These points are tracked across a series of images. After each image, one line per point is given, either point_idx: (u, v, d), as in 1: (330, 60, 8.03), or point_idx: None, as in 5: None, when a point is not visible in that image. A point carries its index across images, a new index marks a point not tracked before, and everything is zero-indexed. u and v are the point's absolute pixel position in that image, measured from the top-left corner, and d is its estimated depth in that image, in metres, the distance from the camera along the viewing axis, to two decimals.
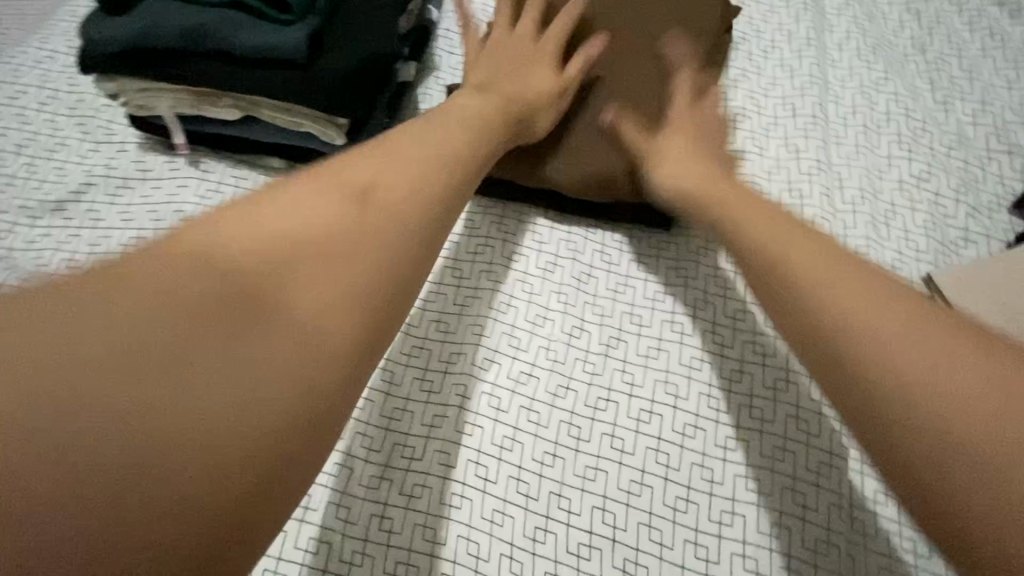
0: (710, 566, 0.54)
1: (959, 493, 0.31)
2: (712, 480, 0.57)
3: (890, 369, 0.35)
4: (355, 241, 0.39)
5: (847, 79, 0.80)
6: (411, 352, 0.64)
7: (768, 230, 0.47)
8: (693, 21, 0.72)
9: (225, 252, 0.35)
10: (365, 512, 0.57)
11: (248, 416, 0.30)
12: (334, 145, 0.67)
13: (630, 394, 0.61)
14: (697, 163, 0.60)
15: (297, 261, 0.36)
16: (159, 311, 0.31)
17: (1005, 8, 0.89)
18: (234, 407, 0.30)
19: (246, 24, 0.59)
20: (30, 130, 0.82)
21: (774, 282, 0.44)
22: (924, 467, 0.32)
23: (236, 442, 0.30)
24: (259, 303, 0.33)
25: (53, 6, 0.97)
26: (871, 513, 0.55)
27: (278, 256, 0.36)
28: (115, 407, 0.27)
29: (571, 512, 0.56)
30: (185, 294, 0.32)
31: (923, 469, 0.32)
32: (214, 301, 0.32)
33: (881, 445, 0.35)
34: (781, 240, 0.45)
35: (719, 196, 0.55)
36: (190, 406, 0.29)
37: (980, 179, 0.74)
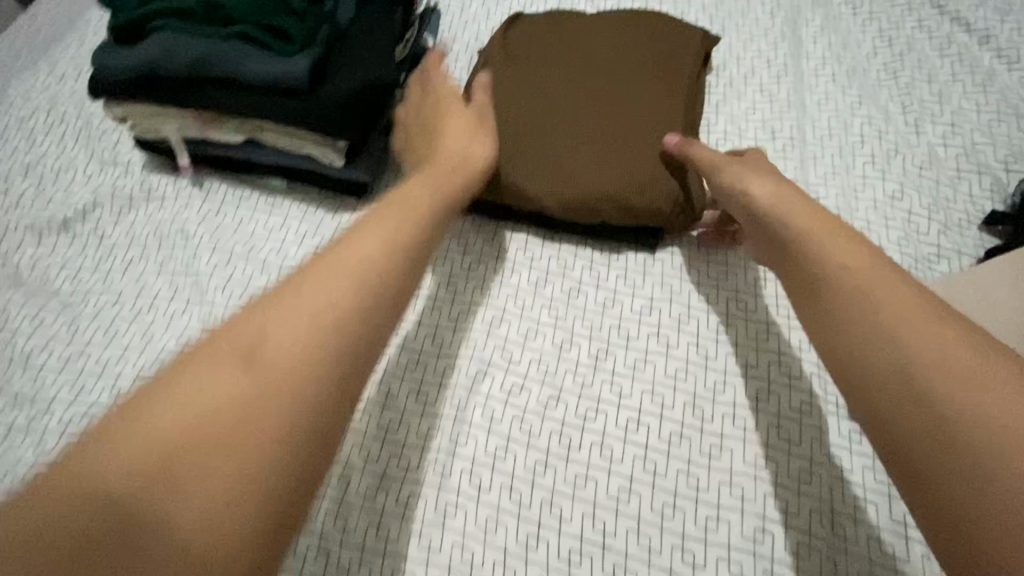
0: (697, 571, 0.56)
1: (978, 499, 0.38)
2: (698, 487, 0.59)
3: (946, 388, 0.41)
4: (327, 324, 0.41)
5: (823, 104, 0.84)
6: (407, 365, 0.66)
7: (845, 252, 0.52)
8: (671, 57, 0.78)
9: (208, 371, 0.38)
10: (362, 521, 0.58)
11: (242, 476, 0.35)
12: (333, 165, 0.71)
13: (619, 405, 0.63)
14: (764, 176, 0.64)
15: (274, 359, 0.39)
16: (154, 443, 0.34)
17: (973, 36, 0.94)
18: (227, 505, 0.34)
19: (251, 55, 0.62)
20: (37, 150, 0.85)
21: (849, 295, 0.49)
22: (954, 476, 0.39)
23: (247, 496, 0.35)
24: (238, 411, 0.37)
25: (61, 31, 1.00)
26: (850, 518, 0.58)
27: (258, 360, 0.39)
28: (126, 535, 0.32)
29: (562, 519, 0.58)
30: (179, 420, 0.36)
31: (953, 478, 0.39)
32: (200, 420, 0.36)
33: (918, 452, 0.41)
34: (859, 262, 0.51)
35: (788, 214, 0.59)
36: (191, 517, 0.33)
37: (950, 197, 0.77)
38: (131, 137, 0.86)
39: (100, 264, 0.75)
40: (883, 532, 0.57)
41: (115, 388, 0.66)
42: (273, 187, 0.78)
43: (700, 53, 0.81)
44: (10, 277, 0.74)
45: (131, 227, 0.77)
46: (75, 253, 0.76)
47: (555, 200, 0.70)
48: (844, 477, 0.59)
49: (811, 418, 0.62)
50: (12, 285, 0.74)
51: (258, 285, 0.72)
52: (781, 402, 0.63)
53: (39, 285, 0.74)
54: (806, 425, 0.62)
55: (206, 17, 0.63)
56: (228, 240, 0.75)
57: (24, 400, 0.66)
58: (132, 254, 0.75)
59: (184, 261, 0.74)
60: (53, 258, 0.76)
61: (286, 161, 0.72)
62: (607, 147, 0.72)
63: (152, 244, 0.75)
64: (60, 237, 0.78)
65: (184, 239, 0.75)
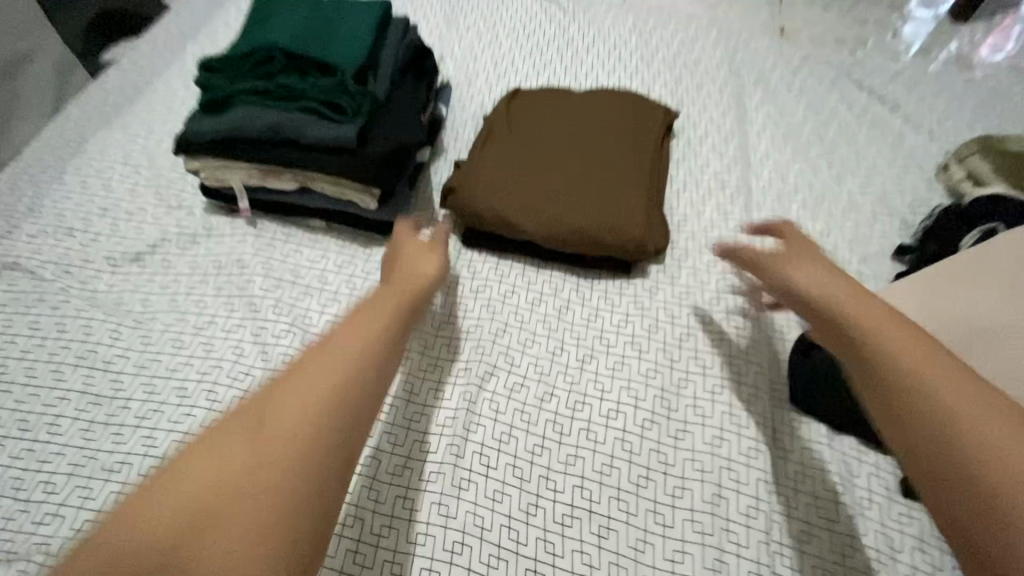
0: (667, 529, 0.68)
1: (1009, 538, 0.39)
2: (667, 463, 0.72)
3: (959, 422, 0.45)
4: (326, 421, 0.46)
5: (764, 161, 1.04)
6: (427, 368, 0.80)
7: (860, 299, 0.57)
8: (640, 125, 0.98)
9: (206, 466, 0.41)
10: (391, 494, 0.70)
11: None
12: (368, 209, 0.87)
13: (601, 398, 0.77)
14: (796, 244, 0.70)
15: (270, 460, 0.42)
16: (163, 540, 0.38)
17: (885, 106, 1.16)
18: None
19: (311, 123, 0.79)
20: (114, 197, 1.01)
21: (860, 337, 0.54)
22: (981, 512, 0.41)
23: None
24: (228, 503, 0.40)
25: (131, 99, 1.19)
26: (788, 486, 0.72)
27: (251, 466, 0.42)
28: None
29: (556, 490, 0.71)
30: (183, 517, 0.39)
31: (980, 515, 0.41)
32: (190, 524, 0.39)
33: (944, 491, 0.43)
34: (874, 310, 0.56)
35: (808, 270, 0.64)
36: None
37: (868, 234, 0.95)
38: (193, 186, 1.03)
39: (167, 288, 0.90)
40: (812, 496, 0.72)
41: (181, 388, 0.79)
42: (314, 228, 0.94)
43: (663, 122, 1.01)
44: (90, 300, 0.88)
45: (195, 258, 0.92)
46: (146, 280, 0.91)
47: (549, 234, 0.86)
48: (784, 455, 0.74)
49: (756, 408, 0.77)
50: (92, 306, 0.87)
51: (303, 305, 0.87)
52: (732, 394, 0.78)
53: (114, 306, 0.88)
54: (752, 413, 0.76)
55: (277, 94, 0.80)
56: (277, 269, 0.90)
57: (103, 399, 0.78)
58: (196, 280, 0.90)
59: (240, 285, 0.88)
60: (127, 284, 0.90)
61: (329, 206, 0.89)
62: (592, 192, 0.89)
63: (213, 273, 0.90)
64: (133, 266, 0.92)
65: (242, 268, 0.90)
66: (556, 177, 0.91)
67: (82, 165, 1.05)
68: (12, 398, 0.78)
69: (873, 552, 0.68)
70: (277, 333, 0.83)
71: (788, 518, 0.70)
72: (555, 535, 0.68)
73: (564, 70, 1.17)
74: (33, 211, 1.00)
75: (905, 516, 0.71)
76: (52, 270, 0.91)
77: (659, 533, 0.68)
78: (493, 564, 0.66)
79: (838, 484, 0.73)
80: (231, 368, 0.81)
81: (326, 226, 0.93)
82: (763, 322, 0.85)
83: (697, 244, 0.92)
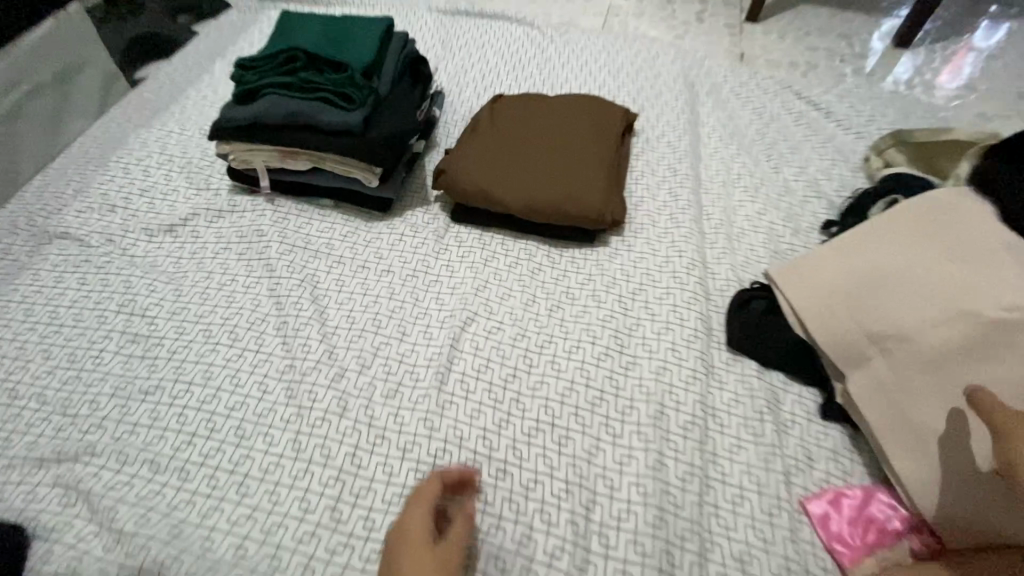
0: (617, 438, 0.80)
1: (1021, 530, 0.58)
2: (618, 387, 0.85)
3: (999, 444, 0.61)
4: None
5: (713, 156, 1.20)
6: (418, 316, 0.94)
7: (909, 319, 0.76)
8: (604, 122, 1.15)
9: None
10: (384, 411, 0.83)
11: None
12: (370, 186, 1.03)
13: (565, 338, 0.91)
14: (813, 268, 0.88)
15: None
16: None
17: (820, 113, 1.33)
18: None
19: (325, 110, 0.96)
20: (150, 180, 1.16)
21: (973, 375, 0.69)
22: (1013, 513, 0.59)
23: None
24: None
25: (165, 104, 1.36)
26: (722, 409, 0.85)
27: None
28: None
29: (524, 408, 0.83)
30: None
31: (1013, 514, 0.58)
32: None
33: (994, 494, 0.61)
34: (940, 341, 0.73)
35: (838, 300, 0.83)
36: None
37: (800, 213, 1.10)
38: (218, 172, 1.18)
39: (195, 253, 1.04)
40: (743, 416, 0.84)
41: (208, 330, 0.92)
42: (324, 205, 1.10)
43: (624, 120, 1.18)
44: (129, 262, 1.02)
45: (220, 229, 1.07)
46: (177, 247, 1.05)
47: (526, 206, 1.01)
48: (720, 384, 0.87)
49: (697, 347, 0.90)
50: (132, 267, 1.01)
51: (312, 267, 1.01)
52: (677, 336, 0.91)
53: (150, 266, 1.02)
54: (694, 350, 0.89)
55: (298, 86, 0.97)
56: (291, 237, 1.05)
57: (140, 338, 0.91)
58: (221, 247, 1.04)
59: (259, 251, 1.03)
60: (161, 250, 1.05)
61: (337, 184, 1.05)
62: (562, 172, 1.04)
63: (236, 241, 1.05)
64: (167, 236, 1.07)
65: (261, 236, 1.05)
66: (533, 160, 1.07)
67: (123, 155, 1.21)
68: (63, 339, 0.92)
69: (792, 460, 0.80)
70: (289, 288, 0.98)
71: (720, 433, 0.82)
72: (522, 443, 0.80)
73: (541, 81, 1.35)
74: (81, 192, 1.15)
75: (820, 433, 0.83)
76: (97, 238, 1.06)
77: (610, 441, 0.80)
78: (469, 466, 0.78)
79: (766, 407, 0.85)
80: (250, 315, 0.94)
81: (334, 204, 1.09)
82: (705, 281, 0.99)
83: (652, 220, 1.08)
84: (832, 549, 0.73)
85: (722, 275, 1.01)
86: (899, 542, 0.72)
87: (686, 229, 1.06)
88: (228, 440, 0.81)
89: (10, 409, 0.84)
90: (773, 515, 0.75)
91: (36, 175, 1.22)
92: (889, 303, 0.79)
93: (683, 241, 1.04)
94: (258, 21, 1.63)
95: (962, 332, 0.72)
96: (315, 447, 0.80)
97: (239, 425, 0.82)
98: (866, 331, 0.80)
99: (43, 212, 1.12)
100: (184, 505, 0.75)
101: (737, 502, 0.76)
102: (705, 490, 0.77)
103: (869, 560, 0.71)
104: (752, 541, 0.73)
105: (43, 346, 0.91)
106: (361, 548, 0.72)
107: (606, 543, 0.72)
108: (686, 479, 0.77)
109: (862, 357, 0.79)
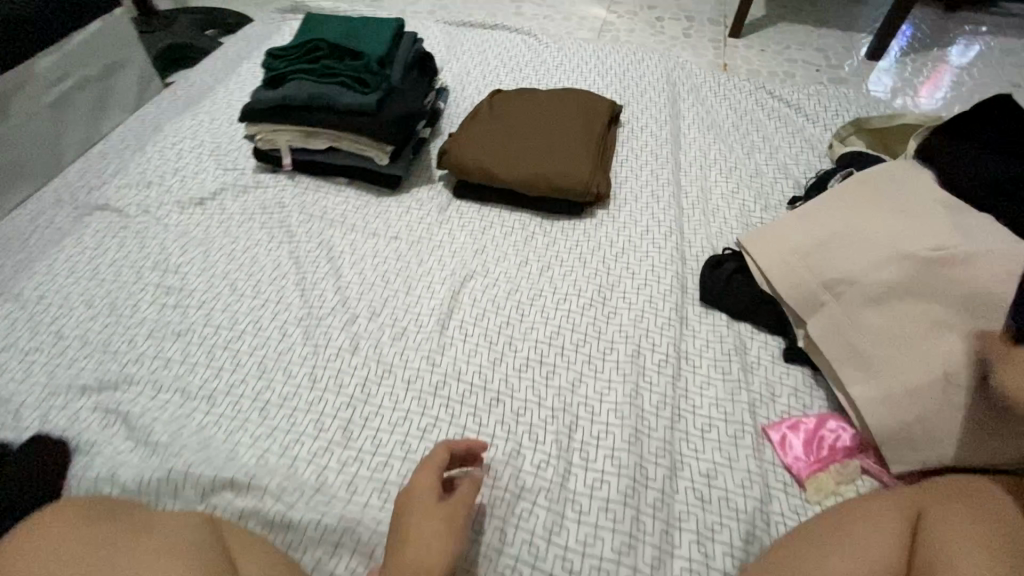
0: (598, 373, 0.90)
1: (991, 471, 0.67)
2: (600, 332, 0.95)
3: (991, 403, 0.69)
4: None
5: (691, 144, 1.33)
6: (422, 274, 1.05)
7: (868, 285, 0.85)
8: (592, 111, 1.28)
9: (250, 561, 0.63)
10: (392, 350, 0.93)
11: None
12: (381, 164, 1.15)
13: (553, 291, 1.01)
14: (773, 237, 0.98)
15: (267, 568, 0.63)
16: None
17: (791, 108, 1.46)
18: None
19: (344, 93, 1.09)
20: (181, 161, 1.29)
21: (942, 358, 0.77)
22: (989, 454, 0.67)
23: None
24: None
25: (194, 98, 1.50)
26: (693, 352, 0.95)
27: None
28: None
29: (516, 348, 0.93)
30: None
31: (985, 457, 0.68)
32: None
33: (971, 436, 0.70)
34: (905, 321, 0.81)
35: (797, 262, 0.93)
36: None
37: (770, 192, 1.22)
38: (243, 154, 1.30)
39: (223, 221, 1.15)
40: (712, 358, 0.94)
41: (234, 284, 1.03)
42: (338, 183, 1.22)
43: (610, 110, 1.31)
44: (164, 228, 1.14)
45: (245, 201, 1.19)
46: (206, 216, 1.17)
47: (521, 179, 1.13)
48: (692, 332, 0.97)
49: (672, 300, 1.00)
50: (166, 232, 1.13)
51: (327, 233, 1.12)
52: (655, 291, 1.02)
53: (182, 232, 1.13)
54: (670, 303, 1.00)
55: (320, 73, 1.11)
56: (309, 209, 1.16)
57: (173, 291, 1.02)
58: (246, 216, 1.16)
59: (280, 220, 1.15)
60: (192, 219, 1.16)
61: (351, 162, 1.17)
62: (553, 151, 1.16)
63: (259, 211, 1.17)
64: (197, 207, 1.18)
65: (282, 208, 1.16)
66: (528, 141, 1.19)
67: (157, 141, 1.34)
68: (104, 291, 1.03)
69: (755, 395, 0.90)
70: (307, 251, 1.08)
71: (691, 373, 0.92)
72: (514, 376, 0.90)
73: (536, 80, 1.49)
74: (119, 171, 1.27)
75: (782, 373, 0.93)
76: (134, 210, 1.18)
77: (591, 375, 0.90)
78: (466, 395, 0.88)
79: (733, 351, 0.95)
80: (271, 273, 1.05)
81: (348, 182, 1.21)
82: (682, 247, 1.10)
83: (635, 196, 1.19)
84: (791, 468, 0.82)
85: (697, 243, 1.11)
86: (851, 460, 0.82)
87: (665, 204, 1.18)
88: (252, 374, 0.91)
89: (57, 348, 0.94)
90: (737, 438, 0.85)
91: (77, 159, 1.35)
92: (842, 257, 0.89)
93: (662, 214, 1.16)
94: (281, 29, 1.78)
95: (898, 273, 0.83)
96: (330, 378, 0.90)
97: (262, 361, 0.92)
98: (822, 280, 0.89)
99: (85, 189, 1.24)
100: (213, 425, 0.84)
101: (706, 429, 0.86)
102: (676, 418, 0.87)
103: (823, 476, 0.81)
104: (718, 460, 0.83)
105: (87, 297, 1.02)
106: (369, 461, 0.81)
107: (587, 457, 0.82)
108: (659, 408, 0.87)
109: (820, 302, 0.89)
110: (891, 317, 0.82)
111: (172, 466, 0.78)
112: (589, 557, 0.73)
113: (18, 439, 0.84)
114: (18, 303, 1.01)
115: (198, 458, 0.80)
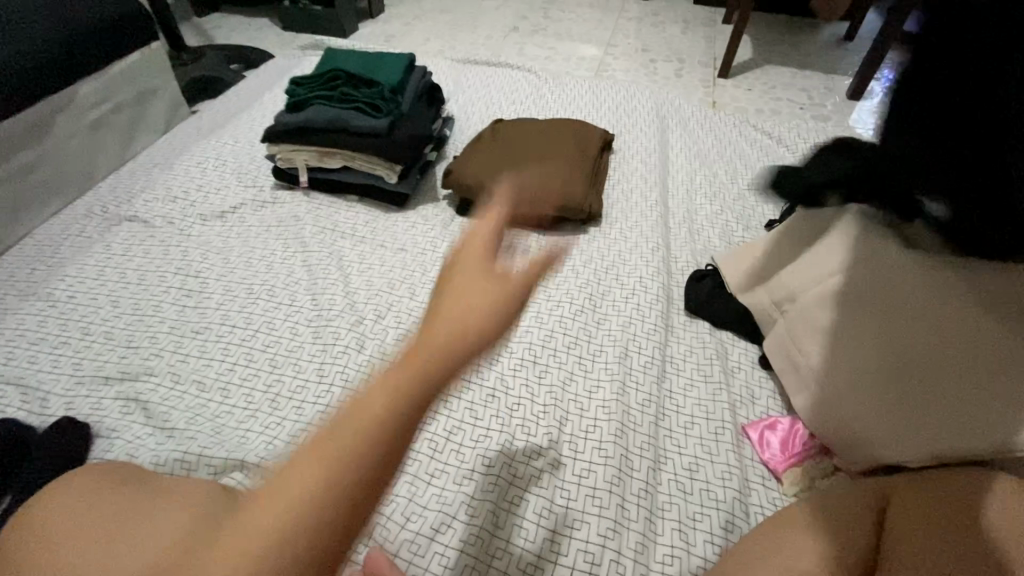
0: (587, 374, 0.96)
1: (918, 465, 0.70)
2: (591, 336, 1.02)
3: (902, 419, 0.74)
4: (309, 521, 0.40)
5: (679, 169, 1.42)
6: (426, 282, 1.12)
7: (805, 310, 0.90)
8: (586, 137, 1.38)
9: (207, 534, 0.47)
10: (395, 349, 0.99)
11: None
12: (390, 182, 1.24)
13: (547, 297, 1.08)
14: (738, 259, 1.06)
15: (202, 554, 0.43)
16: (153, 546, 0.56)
17: (774, 139, 1.56)
18: None
19: (358, 117, 1.19)
20: (205, 178, 1.39)
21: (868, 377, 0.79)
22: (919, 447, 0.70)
23: None
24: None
25: (219, 123, 1.62)
26: (677, 356, 1.01)
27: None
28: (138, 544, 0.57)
29: (512, 349, 0.99)
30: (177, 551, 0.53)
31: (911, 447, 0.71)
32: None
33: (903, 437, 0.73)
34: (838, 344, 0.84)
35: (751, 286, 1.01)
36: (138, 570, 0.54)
37: (752, 214, 1.30)
38: (262, 173, 1.40)
39: (242, 232, 1.24)
40: (694, 362, 1.00)
41: (250, 288, 1.11)
42: (349, 199, 1.31)
43: (603, 137, 1.41)
44: (187, 237, 1.23)
45: (263, 214, 1.28)
46: (226, 227, 1.25)
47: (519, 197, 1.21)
48: (676, 338, 1.04)
49: (659, 308, 1.07)
50: (189, 241, 1.22)
51: (337, 244, 1.20)
52: (642, 299, 1.09)
53: (204, 241, 1.22)
54: (656, 310, 1.07)
55: (338, 98, 1.22)
56: (322, 222, 1.25)
57: (193, 293, 1.10)
58: (263, 227, 1.25)
59: (295, 231, 1.23)
60: (213, 229, 1.25)
61: (362, 180, 1.27)
62: (549, 172, 1.25)
63: (275, 223, 1.25)
64: (218, 219, 1.27)
65: (297, 221, 1.25)
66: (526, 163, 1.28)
67: (183, 159, 1.44)
68: (128, 293, 1.10)
69: (735, 397, 0.96)
70: (318, 260, 1.16)
71: (675, 375, 0.98)
72: (508, 375, 0.96)
73: (536, 111, 1.60)
74: (147, 186, 1.37)
75: (761, 378, 0.99)
76: (160, 220, 1.27)
77: (581, 376, 0.96)
78: (464, 391, 0.94)
79: (715, 356, 1.01)
80: (285, 278, 1.13)
81: (358, 198, 1.30)
82: (668, 261, 1.17)
83: (625, 216, 1.28)
84: (768, 464, 0.88)
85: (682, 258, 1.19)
86: (823, 457, 0.86)
87: (653, 222, 1.26)
88: (263, 368, 0.97)
89: (84, 341, 1.02)
90: (717, 435, 0.91)
91: (109, 176, 1.46)
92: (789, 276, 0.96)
93: (650, 231, 1.24)
94: (301, 64, 1.91)
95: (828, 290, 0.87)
96: (336, 373, 0.96)
97: (273, 357, 0.98)
98: (772, 299, 0.97)
99: (115, 202, 1.34)
100: (226, 413, 0.90)
101: (688, 427, 0.92)
102: (661, 416, 0.93)
103: (797, 470, 0.85)
104: (699, 454, 0.88)
105: (114, 297, 1.09)
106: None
107: (574, 448, 0.87)
108: (644, 405, 0.93)
109: (771, 320, 0.97)
110: (825, 330, 0.87)
111: (189, 447, 0.84)
112: (577, 540, 0.78)
113: (44, 424, 0.90)
114: (50, 302, 1.10)
115: (214, 441, 0.86)
